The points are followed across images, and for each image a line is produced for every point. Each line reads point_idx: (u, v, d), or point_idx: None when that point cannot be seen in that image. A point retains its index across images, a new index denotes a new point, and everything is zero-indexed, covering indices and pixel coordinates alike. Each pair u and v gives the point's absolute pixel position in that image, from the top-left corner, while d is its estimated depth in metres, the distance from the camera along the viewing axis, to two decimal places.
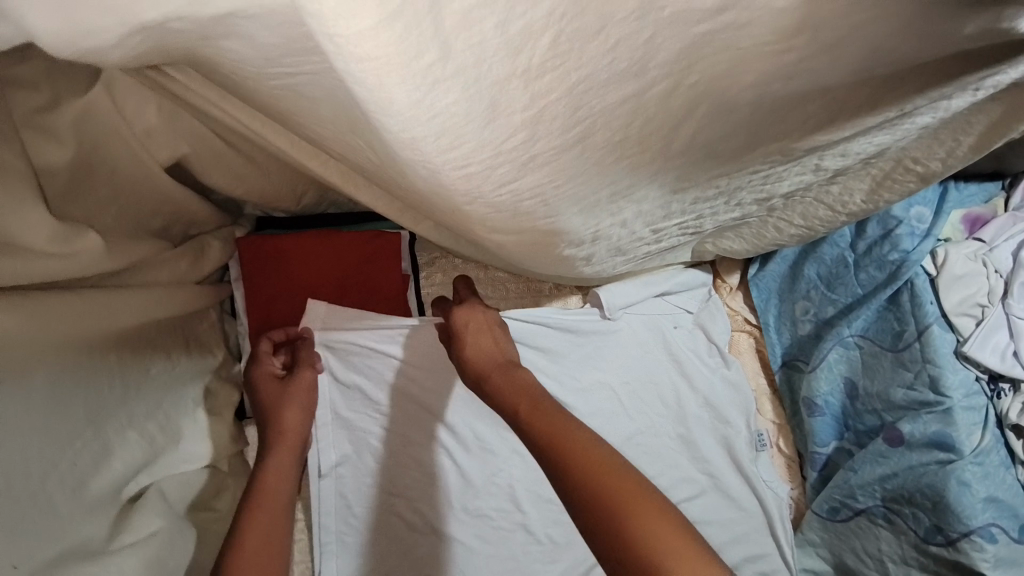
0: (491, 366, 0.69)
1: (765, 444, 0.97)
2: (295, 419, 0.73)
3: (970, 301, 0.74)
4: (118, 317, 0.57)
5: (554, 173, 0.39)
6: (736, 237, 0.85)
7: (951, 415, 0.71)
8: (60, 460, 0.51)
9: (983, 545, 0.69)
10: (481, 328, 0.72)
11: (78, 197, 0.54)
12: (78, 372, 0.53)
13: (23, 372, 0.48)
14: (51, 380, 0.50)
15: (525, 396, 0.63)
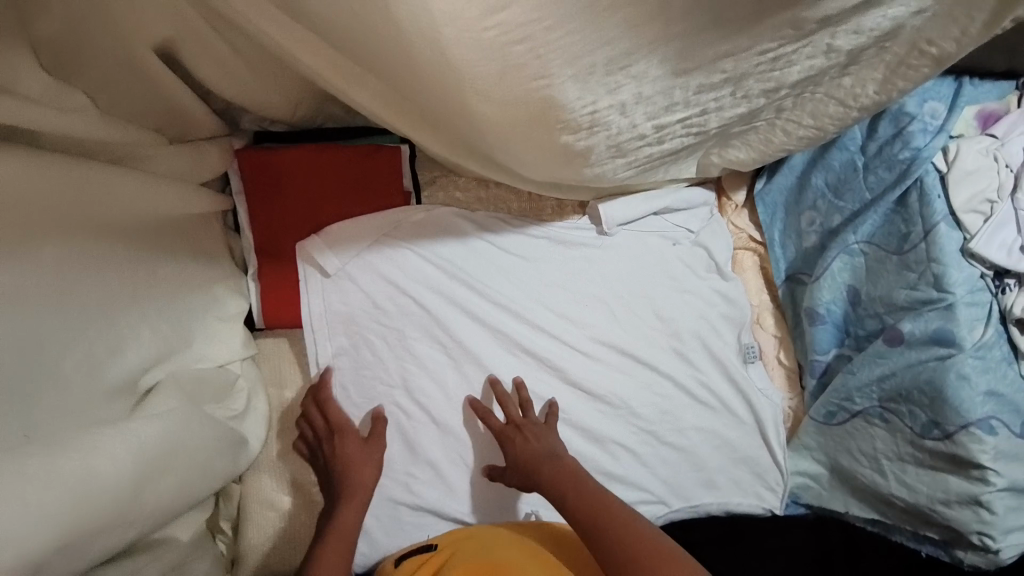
0: (545, 463, 0.83)
1: (755, 355, 0.99)
2: (368, 477, 0.81)
3: (980, 197, 0.73)
4: (120, 197, 0.59)
5: (543, 6, 0.38)
6: (743, 145, 0.82)
7: (953, 310, 0.72)
8: (72, 343, 0.53)
9: (981, 436, 0.70)
10: (533, 439, 0.85)
11: (75, 67, 0.57)
12: (87, 258, 0.55)
13: (30, 243, 0.50)
14: (58, 258, 0.52)
15: (580, 490, 0.79)
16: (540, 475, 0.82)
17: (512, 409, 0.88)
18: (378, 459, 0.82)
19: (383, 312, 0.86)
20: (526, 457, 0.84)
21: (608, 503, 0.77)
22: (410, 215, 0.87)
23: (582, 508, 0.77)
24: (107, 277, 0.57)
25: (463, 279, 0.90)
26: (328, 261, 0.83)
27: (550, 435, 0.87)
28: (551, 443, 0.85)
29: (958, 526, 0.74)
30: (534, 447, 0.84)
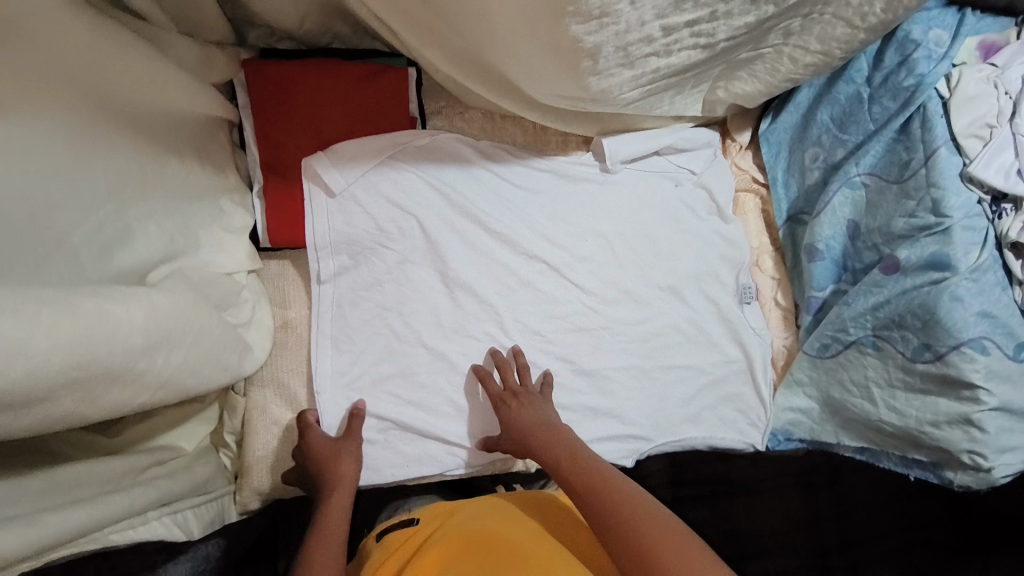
0: (541, 432, 0.82)
1: (752, 295, 0.99)
2: (351, 469, 0.81)
3: (980, 123, 0.76)
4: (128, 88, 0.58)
5: None
6: (750, 76, 0.82)
7: (949, 234, 0.74)
8: (89, 218, 0.54)
9: (973, 355, 0.72)
10: (525, 403, 0.85)
11: None
12: (90, 136, 0.53)
13: (34, 107, 0.48)
14: (61, 126, 0.50)
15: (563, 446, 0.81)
16: (534, 444, 0.81)
17: (510, 375, 0.87)
18: (355, 453, 0.82)
19: (384, 233, 0.87)
20: (518, 424, 0.83)
21: (596, 469, 0.77)
22: (416, 140, 0.88)
23: (577, 475, 0.76)
24: (118, 150, 0.57)
25: (464, 206, 0.91)
26: (334, 178, 0.83)
27: (543, 405, 0.86)
28: (546, 413, 0.85)
29: (947, 446, 0.76)
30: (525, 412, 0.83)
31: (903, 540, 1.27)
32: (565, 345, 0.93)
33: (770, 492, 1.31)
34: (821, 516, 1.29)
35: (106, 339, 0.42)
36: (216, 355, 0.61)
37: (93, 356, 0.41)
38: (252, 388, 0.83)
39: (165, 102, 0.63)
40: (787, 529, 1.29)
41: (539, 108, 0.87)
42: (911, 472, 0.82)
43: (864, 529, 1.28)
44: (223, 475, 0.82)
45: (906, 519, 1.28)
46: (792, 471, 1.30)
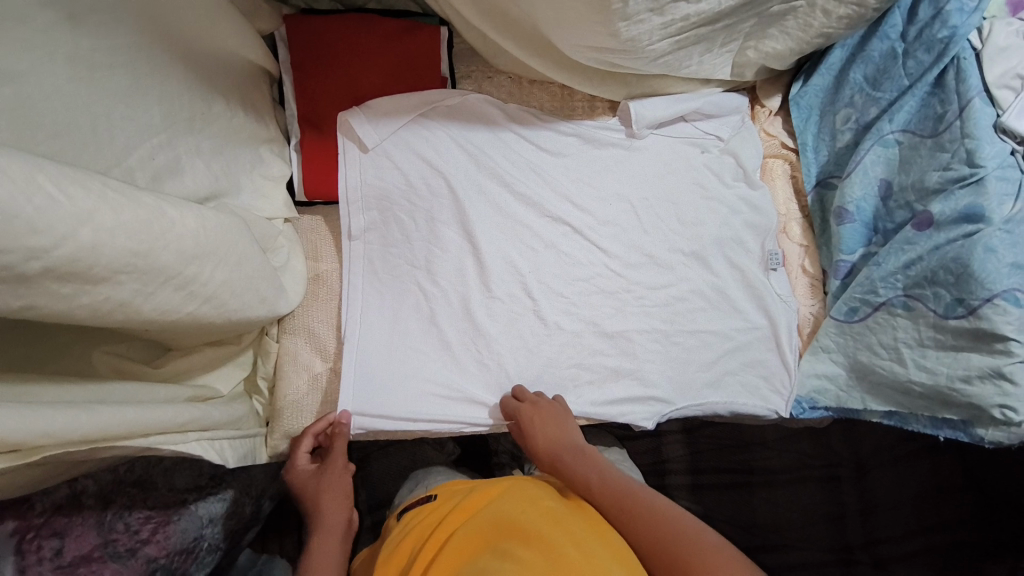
0: (569, 455, 0.84)
1: (780, 261, 0.99)
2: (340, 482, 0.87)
3: (1012, 74, 0.77)
4: (183, 24, 0.64)
5: None
6: (781, 34, 0.85)
7: (983, 185, 0.74)
8: (142, 142, 0.59)
9: (1007, 308, 0.70)
10: (553, 421, 0.85)
11: None
12: (139, 65, 0.59)
13: (101, 27, 0.54)
14: (114, 47, 0.56)
15: (591, 467, 0.82)
16: (565, 456, 0.83)
17: (526, 394, 0.87)
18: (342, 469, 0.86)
19: (414, 188, 0.90)
20: (546, 439, 0.84)
21: (627, 486, 0.78)
22: (447, 99, 0.91)
23: (607, 497, 0.77)
24: (168, 84, 0.63)
25: (489, 168, 0.93)
26: (367, 132, 0.87)
27: (567, 420, 0.86)
28: (571, 427, 0.86)
29: (978, 402, 0.74)
30: (551, 432, 0.84)
31: (932, 540, 1.22)
32: (587, 307, 0.94)
33: (794, 483, 1.29)
34: (846, 511, 1.27)
35: (161, 233, 0.47)
36: (256, 283, 0.64)
37: (150, 247, 0.46)
38: (285, 335, 0.86)
39: (213, 41, 0.69)
40: (810, 522, 1.27)
41: (565, 67, 0.90)
42: (940, 433, 0.80)
43: (892, 526, 1.25)
44: (257, 418, 0.85)
45: (935, 518, 1.24)
46: (816, 463, 1.30)
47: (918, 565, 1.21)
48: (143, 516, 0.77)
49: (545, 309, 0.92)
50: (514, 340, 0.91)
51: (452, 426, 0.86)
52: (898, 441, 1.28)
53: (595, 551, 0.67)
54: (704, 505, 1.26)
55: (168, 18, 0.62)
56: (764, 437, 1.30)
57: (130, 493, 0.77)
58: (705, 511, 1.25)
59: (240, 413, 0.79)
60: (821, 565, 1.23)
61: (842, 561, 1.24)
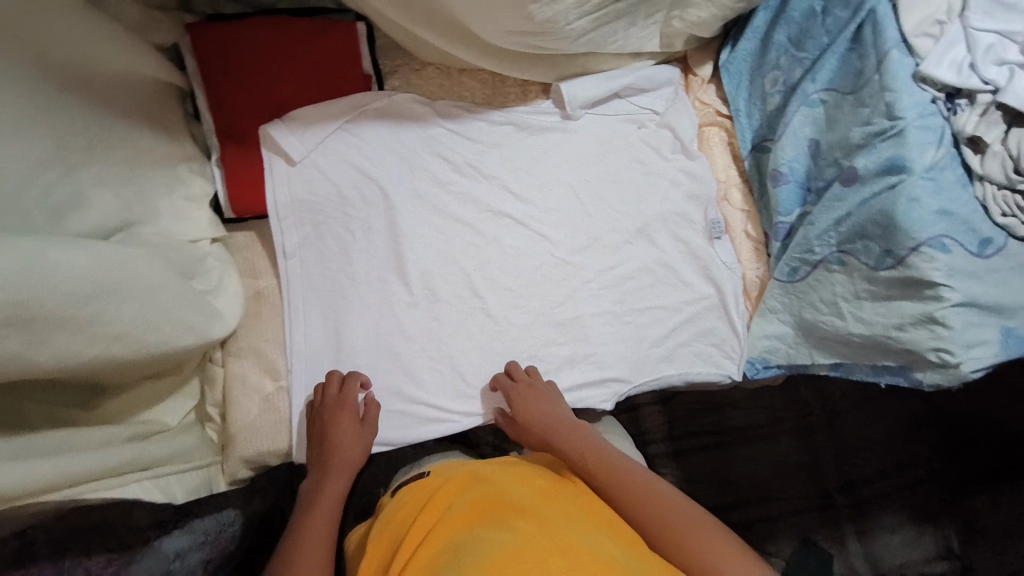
0: (566, 427, 0.86)
1: (722, 230, 1.01)
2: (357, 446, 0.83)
3: (931, 22, 0.75)
4: (70, 45, 0.60)
5: None
6: (704, 2, 0.85)
7: (904, 135, 0.73)
8: (37, 177, 0.56)
9: (933, 255, 0.70)
10: (545, 395, 0.88)
11: None
12: (33, 96, 0.56)
13: None
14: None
15: (591, 450, 0.84)
16: (554, 432, 0.86)
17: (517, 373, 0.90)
18: (362, 434, 0.83)
19: (346, 196, 0.88)
20: (542, 415, 0.87)
21: (628, 468, 0.82)
22: (373, 102, 0.89)
23: (611, 481, 0.80)
24: (62, 110, 0.59)
25: (423, 171, 0.92)
26: (292, 142, 0.83)
27: (554, 394, 0.89)
28: (562, 399, 0.89)
29: (914, 347, 0.73)
30: (546, 407, 0.87)
31: (905, 478, 1.30)
32: (535, 298, 0.96)
33: (771, 436, 1.32)
34: (821, 457, 1.32)
35: (44, 279, 0.45)
36: (181, 315, 0.62)
37: (31, 294, 0.44)
38: (230, 358, 0.84)
39: (105, 66, 0.66)
40: (787, 471, 1.31)
41: (492, 55, 0.88)
42: (882, 380, 0.80)
43: (865, 466, 1.31)
44: (210, 446, 0.84)
45: (908, 457, 1.31)
46: (787, 415, 1.34)
47: (892, 502, 1.29)
48: (103, 561, 0.70)
49: (492, 305, 0.94)
50: (466, 340, 0.92)
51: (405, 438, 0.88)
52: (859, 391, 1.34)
53: (601, 535, 0.70)
54: (685, 469, 1.29)
55: (47, 43, 0.59)
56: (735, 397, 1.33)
57: (85, 537, 0.69)
58: (688, 475, 1.29)
59: (188, 445, 0.79)
60: (803, 512, 1.29)
61: (822, 506, 1.30)
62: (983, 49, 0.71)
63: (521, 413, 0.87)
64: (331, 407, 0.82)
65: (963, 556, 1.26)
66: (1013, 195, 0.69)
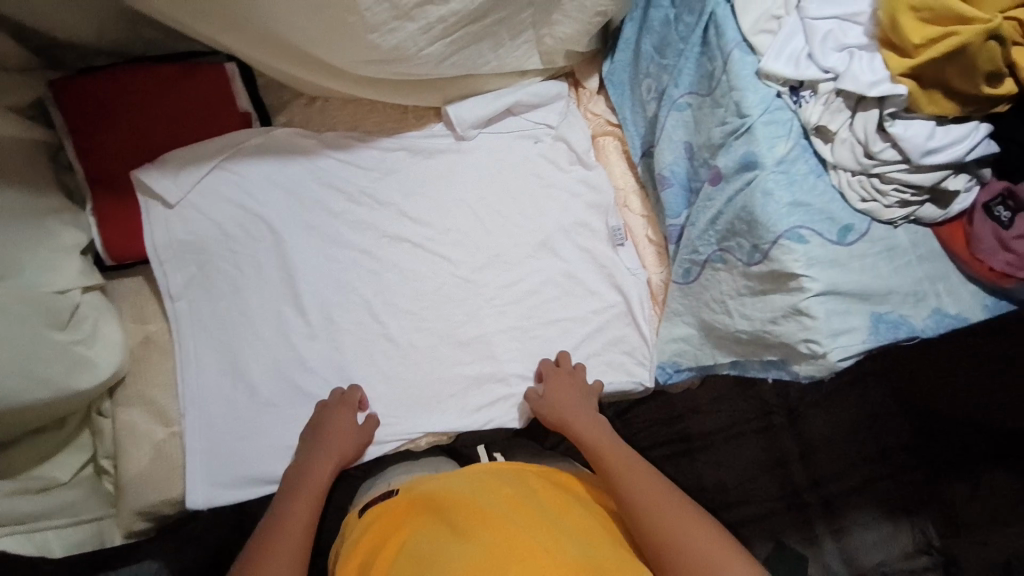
0: (589, 425, 0.87)
1: (623, 236, 0.99)
2: (349, 444, 0.84)
3: (766, 18, 0.73)
4: None
5: None
6: (566, 18, 0.86)
7: (752, 132, 0.72)
8: None
9: (791, 247, 0.69)
10: (566, 389, 0.90)
11: None
12: None
13: None
14: None
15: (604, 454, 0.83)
16: (573, 424, 0.87)
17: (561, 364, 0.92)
18: (358, 435, 0.85)
19: (230, 234, 0.88)
20: (565, 405, 0.88)
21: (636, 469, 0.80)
22: (251, 139, 0.90)
23: (623, 483, 0.78)
24: None
25: (312, 202, 0.92)
26: (156, 180, 0.84)
27: (585, 390, 0.91)
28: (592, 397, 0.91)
29: (787, 340, 0.72)
30: (569, 400, 0.89)
31: (878, 469, 1.28)
32: (438, 319, 0.94)
33: (733, 439, 1.29)
34: (788, 456, 1.28)
35: None
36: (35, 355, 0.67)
37: None
38: (119, 408, 0.83)
39: None
40: (755, 475, 1.27)
41: (368, 85, 0.90)
42: (768, 374, 0.79)
43: (831, 464, 1.28)
44: (105, 499, 0.83)
45: (878, 447, 1.29)
46: (750, 416, 1.29)
47: (860, 500, 1.27)
48: None
49: (394, 331, 0.93)
50: (367, 368, 0.91)
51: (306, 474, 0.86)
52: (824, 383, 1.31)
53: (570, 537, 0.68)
54: None
55: None
56: (698, 403, 1.29)
57: None
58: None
59: (77, 499, 0.80)
60: (774, 513, 1.25)
61: (792, 506, 1.26)
62: (821, 38, 0.68)
63: (548, 395, 0.89)
64: (334, 404, 0.86)
65: (943, 549, 1.24)
66: (868, 179, 0.68)
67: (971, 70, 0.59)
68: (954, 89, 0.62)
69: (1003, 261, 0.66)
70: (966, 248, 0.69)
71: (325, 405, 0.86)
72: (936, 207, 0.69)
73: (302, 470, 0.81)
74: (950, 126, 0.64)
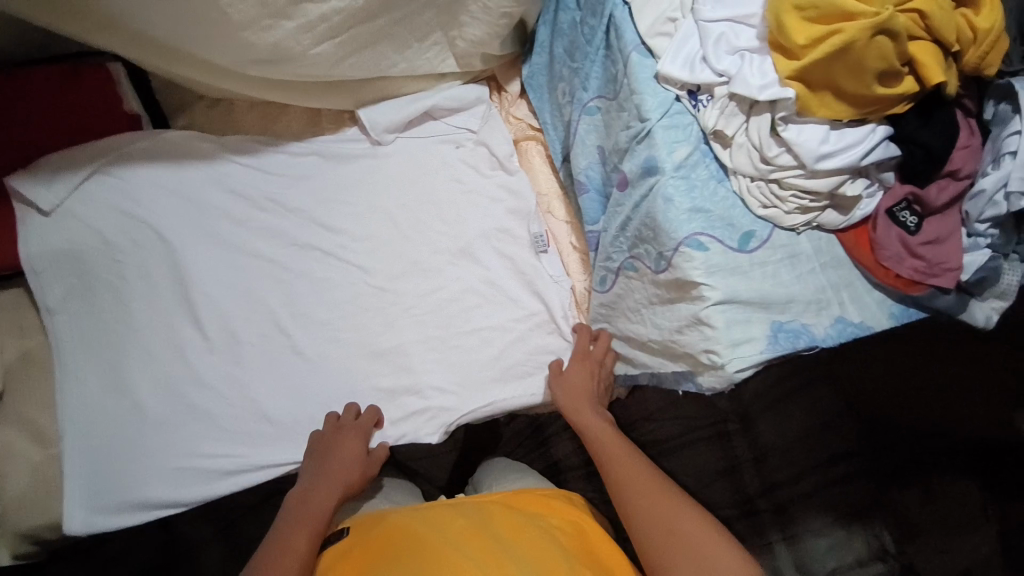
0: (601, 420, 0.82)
1: (546, 244, 0.96)
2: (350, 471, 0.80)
3: (664, 19, 0.72)
4: None
5: None
6: (474, 19, 0.82)
7: (652, 136, 0.70)
8: None
9: (691, 254, 0.67)
10: (585, 371, 0.85)
11: None
12: None
13: None
14: None
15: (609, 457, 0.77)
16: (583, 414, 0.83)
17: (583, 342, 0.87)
18: (361, 460, 0.81)
19: (119, 244, 0.84)
20: (575, 387, 0.84)
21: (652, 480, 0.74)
22: (137, 141, 0.86)
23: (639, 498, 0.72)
24: None
25: (213, 208, 0.88)
26: (30, 189, 0.80)
27: (598, 376, 0.86)
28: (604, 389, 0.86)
29: (691, 350, 0.70)
30: (582, 382, 0.84)
31: (830, 475, 1.14)
32: (350, 329, 0.89)
33: (685, 447, 1.17)
34: (739, 462, 1.16)
35: None
36: None
37: None
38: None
39: None
40: (706, 482, 1.15)
41: (274, 88, 0.86)
42: (678, 386, 0.76)
43: (784, 469, 1.15)
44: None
45: (831, 451, 1.16)
46: (700, 424, 1.18)
47: (815, 502, 1.12)
48: None
49: (304, 343, 0.88)
50: (272, 383, 0.86)
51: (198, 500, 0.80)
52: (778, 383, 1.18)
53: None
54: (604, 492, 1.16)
55: None
56: (648, 409, 1.18)
57: None
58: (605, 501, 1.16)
59: None
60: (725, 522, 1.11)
61: (742, 514, 1.12)
62: (715, 40, 0.65)
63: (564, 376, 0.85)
64: (347, 427, 0.82)
65: (899, 555, 1.08)
66: (767, 184, 0.66)
67: (857, 70, 0.57)
68: (846, 91, 0.60)
69: (910, 267, 0.65)
70: (871, 256, 0.67)
71: (332, 428, 0.82)
72: (838, 213, 0.68)
73: (301, 495, 0.75)
74: (846, 130, 0.61)
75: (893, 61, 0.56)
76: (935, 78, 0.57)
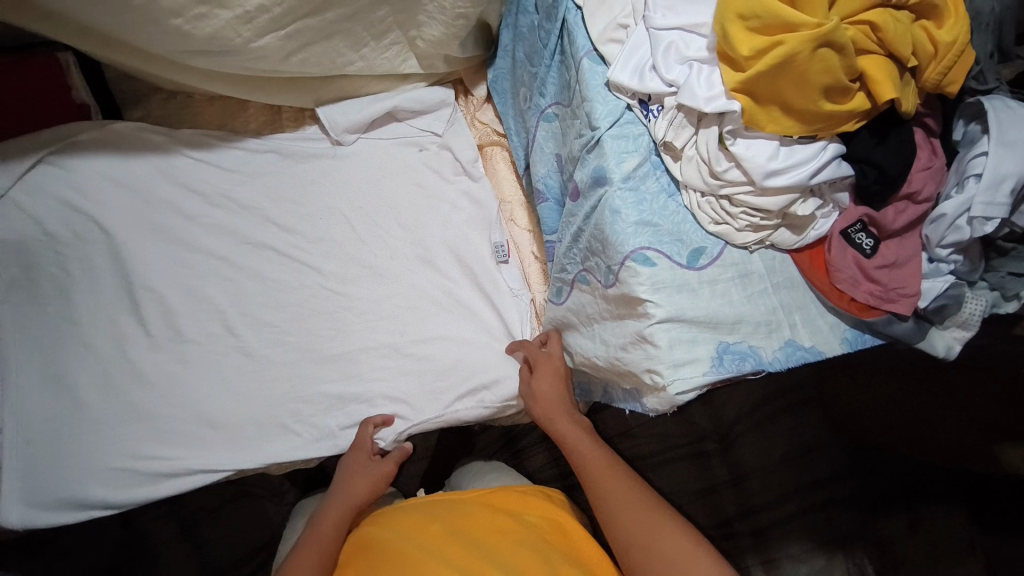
0: (574, 429, 0.80)
1: (506, 253, 0.93)
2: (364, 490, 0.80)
3: (615, 25, 0.70)
4: None
5: None
6: (431, 20, 0.83)
7: (601, 145, 0.68)
8: None
9: (637, 269, 0.64)
10: (547, 373, 0.82)
11: None
12: None
13: None
14: None
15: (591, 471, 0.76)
16: (558, 426, 0.80)
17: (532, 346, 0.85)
18: (374, 478, 0.81)
19: (65, 235, 0.82)
20: (542, 393, 0.82)
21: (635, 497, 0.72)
22: (85, 132, 0.85)
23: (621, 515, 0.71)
24: None
25: (166, 203, 0.87)
26: None
27: (563, 382, 0.83)
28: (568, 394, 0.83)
29: (634, 369, 0.67)
30: (546, 387, 0.82)
31: (808, 502, 1.10)
32: (299, 332, 0.87)
33: (665, 464, 1.14)
34: (717, 483, 1.12)
35: None
36: None
37: None
38: None
39: None
40: (683, 502, 1.11)
41: (227, 82, 0.84)
42: (626, 405, 0.74)
43: (765, 491, 1.11)
44: None
45: (811, 477, 1.11)
46: (678, 439, 1.14)
47: (798, 527, 1.08)
48: None
49: (251, 344, 0.86)
50: (213, 384, 0.83)
51: (130, 503, 0.77)
52: (758, 404, 1.14)
53: None
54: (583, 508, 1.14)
55: None
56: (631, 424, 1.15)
57: None
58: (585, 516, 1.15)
59: None
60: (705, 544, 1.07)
61: (720, 537, 1.08)
62: (663, 49, 0.63)
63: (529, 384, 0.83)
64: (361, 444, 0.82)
65: None
66: (717, 201, 0.64)
67: (803, 83, 0.55)
68: (792, 105, 0.57)
69: (865, 292, 0.63)
70: (827, 278, 0.65)
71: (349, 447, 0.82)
72: (792, 233, 0.65)
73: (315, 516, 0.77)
74: (796, 146, 0.59)
75: (838, 75, 0.54)
76: (885, 92, 0.55)
